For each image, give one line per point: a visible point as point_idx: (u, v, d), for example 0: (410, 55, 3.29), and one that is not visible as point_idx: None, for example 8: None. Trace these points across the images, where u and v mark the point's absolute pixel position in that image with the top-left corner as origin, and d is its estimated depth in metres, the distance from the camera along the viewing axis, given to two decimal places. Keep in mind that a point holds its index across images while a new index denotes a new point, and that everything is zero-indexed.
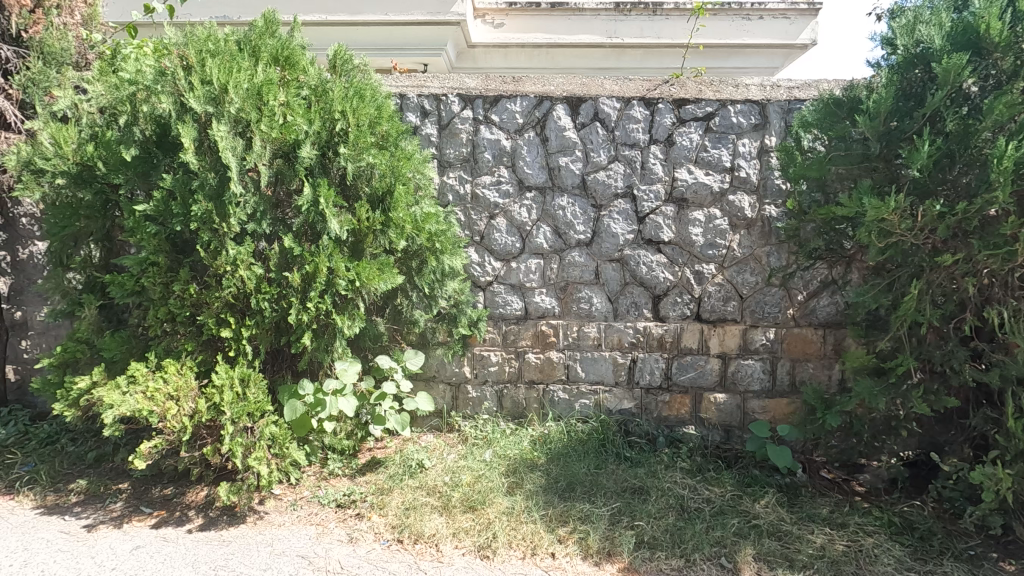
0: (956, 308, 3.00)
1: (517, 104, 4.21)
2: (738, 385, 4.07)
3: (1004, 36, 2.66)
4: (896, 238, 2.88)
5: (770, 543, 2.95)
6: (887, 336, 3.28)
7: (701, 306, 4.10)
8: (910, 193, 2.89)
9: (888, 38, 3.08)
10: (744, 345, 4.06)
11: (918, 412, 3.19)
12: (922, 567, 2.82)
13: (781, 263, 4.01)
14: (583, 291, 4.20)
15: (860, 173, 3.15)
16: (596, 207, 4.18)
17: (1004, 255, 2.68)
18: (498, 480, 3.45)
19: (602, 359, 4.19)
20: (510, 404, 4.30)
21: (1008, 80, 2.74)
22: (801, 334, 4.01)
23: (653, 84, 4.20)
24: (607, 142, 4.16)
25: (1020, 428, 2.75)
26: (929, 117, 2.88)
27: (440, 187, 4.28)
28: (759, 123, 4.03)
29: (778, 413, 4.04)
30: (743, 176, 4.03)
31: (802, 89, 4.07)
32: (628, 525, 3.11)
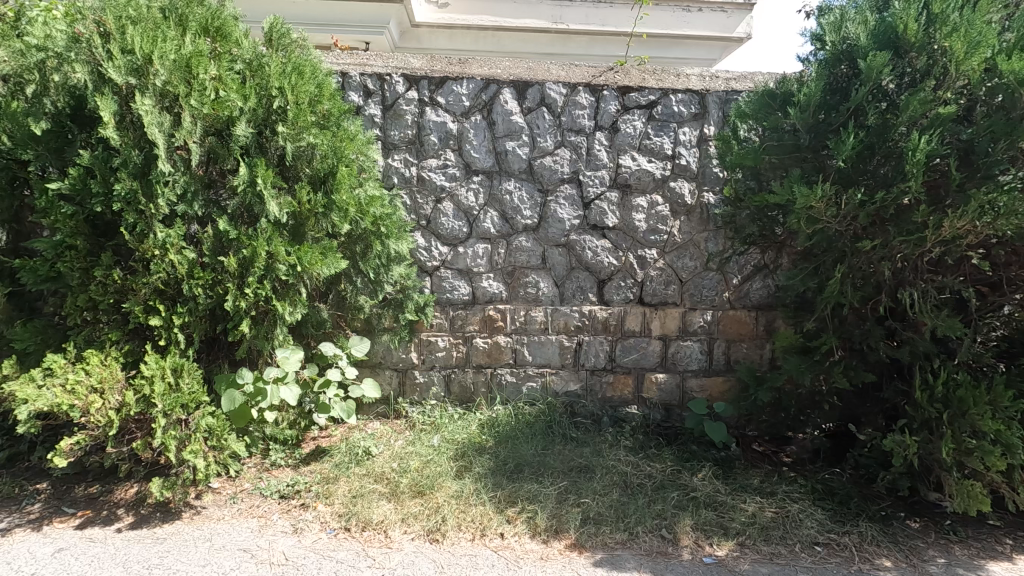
0: (873, 290, 3.23)
1: (463, 86, 4.16)
2: (678, 366, 4.24)
3: (918, 37, 2.85)
4: (822, 225, 3.07)
5: (707, 513, 3.11)
6: (813, 317, 3.51)
7: (643, 290, 4.23)
8: (835, 182, 3.08)
9: (817, 34, 3.22)
10: (684, 327, 4.23)
11: (839, 387, 3.43)
12: (840, 529, 3.05)
13: (719, 248, 4.18)
14: (530, 276, 4.23)
15: (791, 163, 3.30)
16: (542, 192, 4.20)
17: (916, 241, 2.89)
18: (446, 465, 3.47)
19: (548, 343, 4.25)
20: (458, 389, 4.30)
21: (922, 78, 2.93)
22: (736, 316, 4.21)
23: (599, 70, 4.25)
24: (553, 128, 4.18)
25: (926, 399, 3.01)
26: (853, 111, 3.05)
27: (384, 170, 4.18)
28: (698, 112, 4.16)
29: (714, 391, 4.24)
30: (684, 163, 4.16)
31: (739, 80, 4.22)
32: (574, 503, 3.20)
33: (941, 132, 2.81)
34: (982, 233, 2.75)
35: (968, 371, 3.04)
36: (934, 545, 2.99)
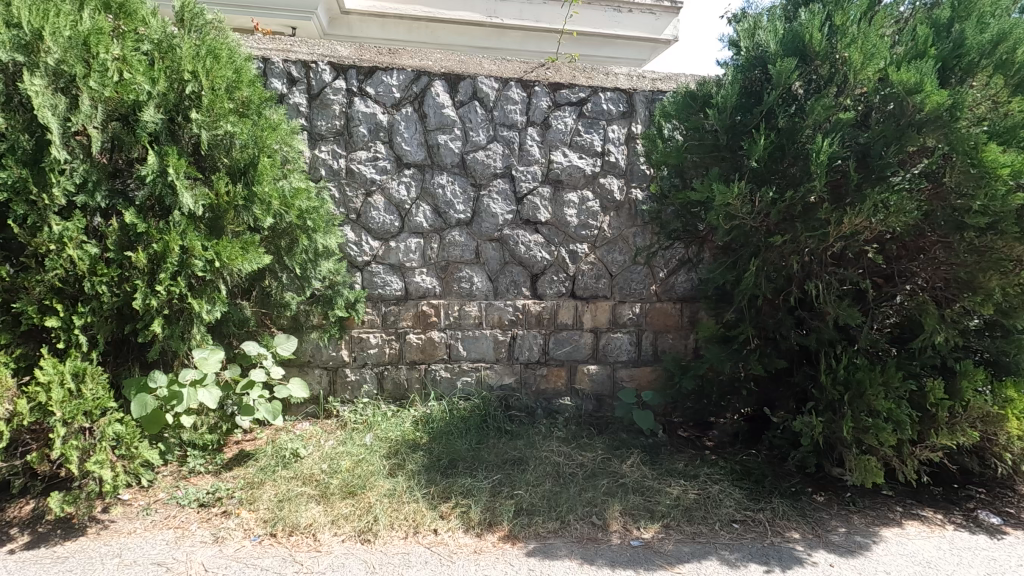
0: (785, 282, 3.46)
1: (393, 77, 4.07)
2: (608, 357, 4.36)
3: (822, 46, 3.06)
4: (738, 221, 3.25)
5: (634, 499, 3.23)
6: (732, 308, 3.71)
7: (575, 284, 4.31)
8: (750, 181, 3.26)
9: (733, 39, 3.41)
10: (614, 319, 4.36)
11: (755, 373, 3.65)
12: (756, 506, 3.26)
13: (646, 243, 4.33)
14: (463, 270, 4.22)
15: (711, 162, 3.46)
16: (475, 186, 4.20)
17: (820, 236, 3.12)
18: (378, 464, 3.41)
19: (482, 337, 4.26)
20: (391, 386, 4.23)
21: (826, 85, 3.15)
22: (662, 308, 4.38)
23: (530, 66, 4.29)
24: (486, 122, 4.18)
25: (830, 382, 3.26)
26: (765, 114, 3.25)
27: (311, 161, 4.03)
28: (626, 111, 4.29)
29: (643, 381, 4.40)
30: (613, 160, 4.27)
31: (664, 81, 4.38)
32: (508, 495, 3.23)
33: (842, 135, 3.03)
34: (876, 229, 3.00)
35: (867, 355, 3.32)
36: (837, 516, 3.25)
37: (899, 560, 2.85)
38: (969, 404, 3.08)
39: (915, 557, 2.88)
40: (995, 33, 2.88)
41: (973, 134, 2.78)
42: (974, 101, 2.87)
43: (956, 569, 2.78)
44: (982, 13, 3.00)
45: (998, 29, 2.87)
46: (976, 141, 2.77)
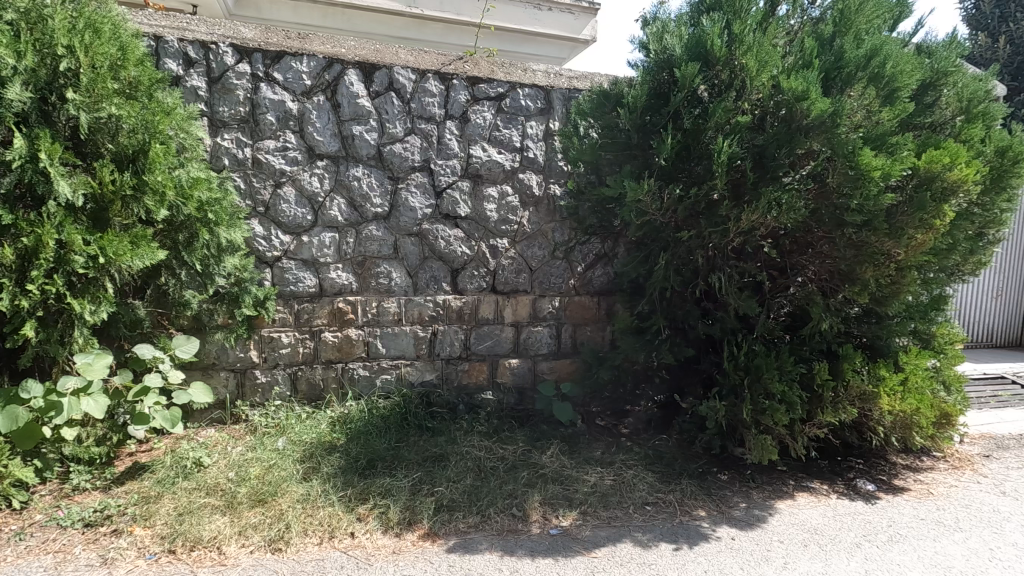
0: (692, 275, 3.65)
1: (303, 63, 3.88)
2: (529, 351, 4.42)
3: (723, 53, 3.25)
4: (649, 217, 3.39)
5: (554, 488, 3.31)
6: (645, 300, 3.87)
7: (496, 278, 4.32)
8: (659, 179, 3.41)
9: (643, 42, 3.55)
10: (534, 313, 4.42)
11: (666, 363, 3.83)
12: (667, 488, 3.44)
13: (564, 238, 4.42)
14: (381, 266, 4.11)
15: (624, 160, 3.58)
16: (393, 179, 4.10)
17: (722, 232, 3.32)
18: (291, 469, 3.26)
19: (402, 334, 4.17)
20: (306, 386, 4.05)
21: (726, 90, 3.35)
22: (580, 302, 4.50)
23: (448, 59, 4.24)
24: (403, 114, 4.09)
25: (732, 368, 3.49)
26: (673, 115, 3.40)
27: (212, 149, 3.76)
28: (544, 107, 4.35)
29: (562, 373, 4.50)
30: (531, 156, 4.32)
31: (580, 79, 4.48)
32: (428, 492, 3.20)
33: (740, 137, 3.24)
34: (770, 225, 3.23)
35: (764, 343, 3.58)
36: (739, 493, 3.49)
37: (791, 529, 3.10)
38: (849, 383, 3.44)
39: (804, 525, 3.15)
40: (869, 48, 3.17)
41: (850, 139, 3.05)
42: (852, 109, 3.15)
43: (838, 533, 3.07)
44: (858, 30, 3.30)
45: (871, 44, 3.16)
46: (853, 146, 3.04)
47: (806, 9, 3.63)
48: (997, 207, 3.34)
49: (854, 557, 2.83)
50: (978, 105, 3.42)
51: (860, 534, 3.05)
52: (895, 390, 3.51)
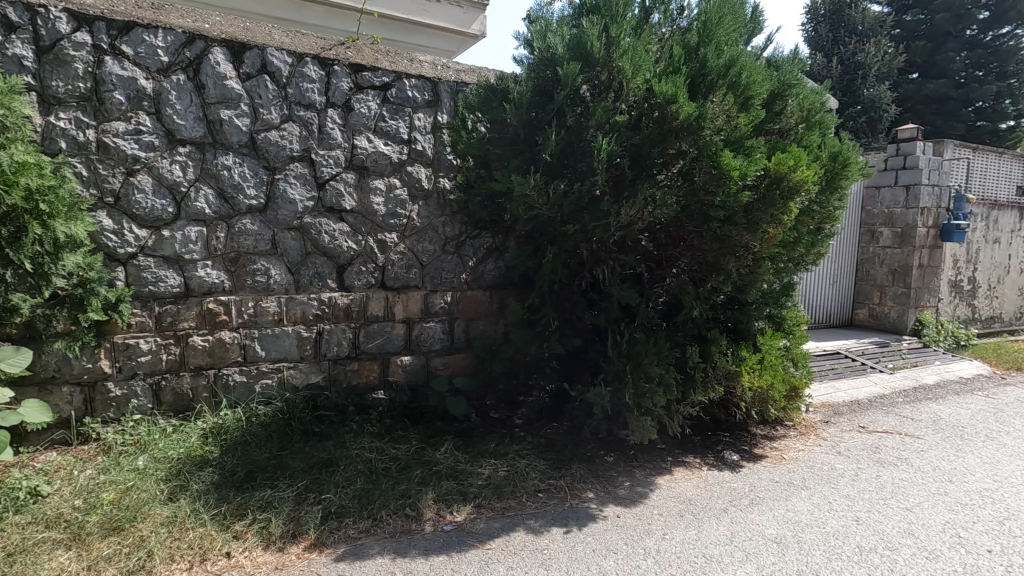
0: (578, 268, 3.79)
1: (158, 37, 3.48)
2: (422, 347, 4.35)
3: (602, 54, 3.39)
4: (536, 211, 3.47)
5: (448, 484, 3.28)
6: (535, 293, 3.97)
7: (385, 274, 4.19)
8: (545, 174, 3.51)
9: (528, 40, 3.65)
10: (426, 309, 4.35)
11: (556, 353, 3.96)
12: (558, 474, 3.55)
13: (455, 232, 4.39)
14: (257, 262, 3.82)
15: (511, 155, 3.63)
16: (269, 169, 3.81)
17: (604, 226, 3.48)
18: (153, 489, 2.93)
19: (284, 335, 3.91)
20: (171, 397, 3.66)
21: (605, 91, 3.50)
22: (473, 296, 4.50)
23: (328, 43, 4.02)
24: (278, 100, 3.81)
25: (616, 355, 3.68)
26: (557, 112, 3.50)
27: (44, 130, 3.25)
28: (431, 100, 4.28)
29: (456, 368, 4.48)
30: (419, 149, 4.23)
31: (468, 73, 4.46)
32: (314, 501, 3.03)
33: (619, 136, 3.41)
34: (647, 220, 3.44)
35: (643, 331, 3.82)
36: (623, 473, 3.71)
37: (669, 502, 3.35)
38: (717, 365, 3.85)
39: (680, 497, 3.41)
40: (728, 58, 3.47)
41: (713, 141, 3.32)
42: (714, 114, 3.43)
43: (709, 501, 3.37)
44: (719, 41, 3.60)
45: (730, 54, 3.47)
46: (716, 148, 3.30)
47: (675, 19, 3.91)
48: (832, 205, 3.82)
49: (722, 522, 3.11)
50: (816, 114, 3.89)
51: (727, 500, 3.37)
52: (754, 368, 4.01)
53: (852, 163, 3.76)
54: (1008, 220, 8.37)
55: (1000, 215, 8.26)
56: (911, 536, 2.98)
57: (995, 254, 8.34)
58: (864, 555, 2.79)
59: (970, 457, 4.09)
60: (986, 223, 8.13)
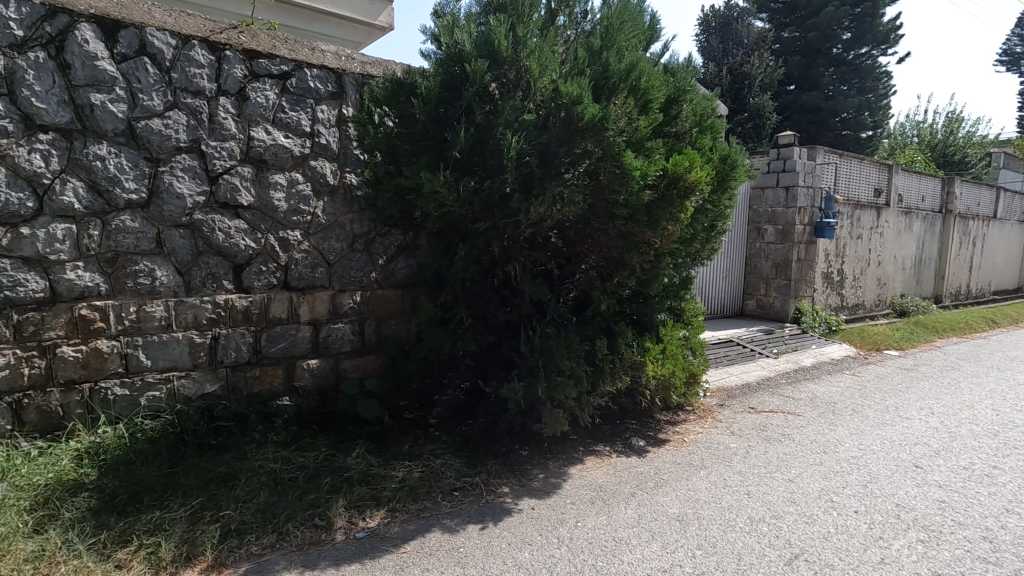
0: (491, 265, 3.80)
1: (10, 8, 3.06)
2: (330, 349, 4.17)
3: (509, 52, 3.41)
4: (446, 208, 3.44)
5: (360, 490, 3.17)
6: (448, 291, 3.94)
7: (288, 274, 3.97)
8: (454, 171, 3.49)
9: (435, 34, 3.60)
10: (333, 309, 4.17)
11: (469, 350, 3.96)
12: (473, 471, 3.56)
13: (363, 229, 4.25)
14: (140, 263, 3.48)
15: (420, 151, 3.58)
16: (151, 161, 3.48)
17: (515, 223, 3.51)
18: (14, 522, 2.59)
19: (173, 342, 3.59)
20: (36, 416, 3.25)
21: (513, 89, 3.51)
22: (383, 295, 4.38)
23: (219, 26, 3.73)
24: (161, 85, 3.48)
25: (528, 350, 3.74)
26: (466, 109, 3.49)
27: None
28: (335, 92, 4.11)
29: (367, 369, 4.35)
30: (323, 142, 4.05)
31: (373, 65, 4.32)
32: (211, 519, 2.81)
33: (528, 134, 3.45)
34: (556, 217, 3.51)
35: (555, 325, 3.90)
36: (537, 465, 3.78)
37: (581, 491, 3.46)
38: (625, 356, 4.08)
39: (592, 485, 3.54)
40: (628, 62, 3.63)
41: (617, 142, 3.45)
42: (617, 116, 3.58)
43: (618, 487, 3.52)
44: (620, 46, 3.75)
45: (630, 59, 3.64)
46: (619, 148, 3.44)
47: (580, 23, 4.03)
48: (723, 204, 4.10)
49: (630, 505, 3.27)
50: (708, 120, 4.15)
51: (635, 484, 3.55)
52: (657, 357, 4.29)
53: (740, 166, 4.03)
54: (868, 219, 9.48)
55: (861, 214, 9.33)
56: (793, 504, 3.29)
57: (858, 249, 9.41)
58: (754, 525, 3.04)
59: (840, 430, 4.59)
60: (851, 221, 9.15)
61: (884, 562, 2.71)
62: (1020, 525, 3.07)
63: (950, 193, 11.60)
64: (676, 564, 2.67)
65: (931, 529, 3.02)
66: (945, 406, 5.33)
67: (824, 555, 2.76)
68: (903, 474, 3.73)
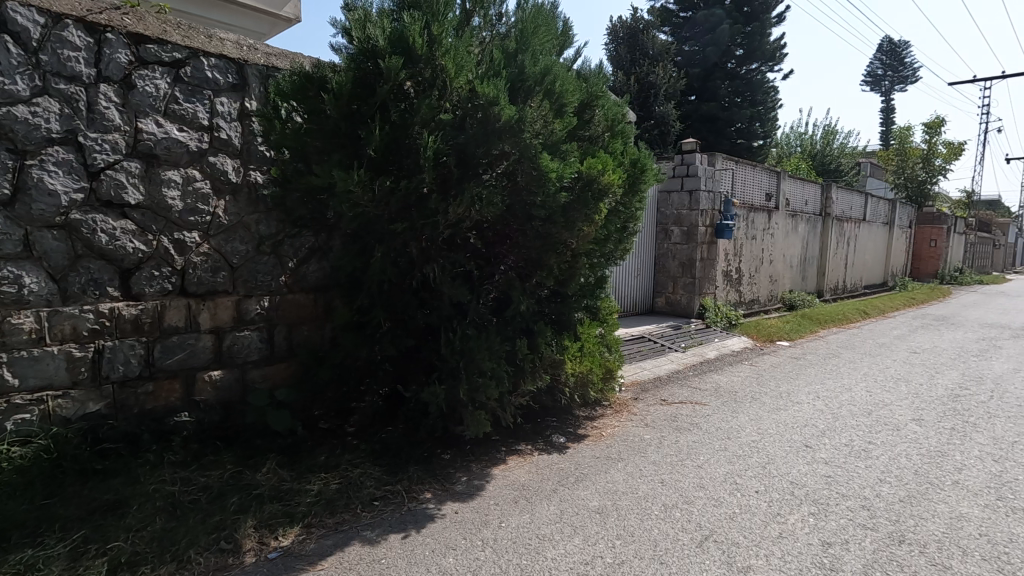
0: (409, 267, 3.71)
1: None
2: (235, 359, 3.89)
3: (425, 50, 3.35)
4: (361, 208, 3.32)
5: (271, 507, 2.98)
6: (364, 294, 3.81)
7: (185, 278, 3.66)
8: (369, 171, 3.38)
9: (347, 28, 3.47)
10: (238, 316, 3.90)
11: (388, 354, 3.86)
12: (393, 479, 3.46)
13: (270, 230, 4.02)
14: (3, 269, 3.05)
15: (332, 149, 3.44)
16: (16, 153, 3.06)
17: (433, 224, 3.46)
18: None
19: (47, 357, 3.18)
20: None
21: (429, 87, 3.45)
22: (294, 300, 4.16)
23: (98, 6, 3.37)
24: (27, 67, 3.08)
25: (449, 352, 3.71)
26: (380, 107, 3.40)
27: None
28: (237, 83, 3.85)
29: (277, 379, 4.11)
30: (223, 137, 3.79)
31: (279, 57, 4.10)
32: (97, 553, 2.51)
33: (444, 134, 3.42)
34: (474, 218, 3.51)
35: (476, 326, 3.89)
36: (460, 468, 3.75)
37: (503, 491, 3.47)
38: (545, 355, 4.18)
39: (515, 484, 3.56)
40: (543, 66, 3.71)
41: (533, 144, 3.50)
42: (533, 119, 3.62)
43: (540, 484, 3.57)
44: (535, 50, 3.80)
45: (544, 64, 3.70)
46: (535, 150, 3.49)
47: (495, 25, 4.06)
48: (634, 206, 4.27)
49: (552, 502, 3.32)
50: (618, 125, 4.32)
51: (556, 481, 3.61)
52: (576, 355, 4.54)
53: (649, 169, 4.21)
54: (761, 221, 10.31)
55: (754, 217, 10.13)
56: (702, 488, 3.49)
57: (753, 249, 10.21)
58: (668, 511, 3.19)
59: (741, 416, 4.95)
60: (746, 223, 9.91)
61: (782, 535, 2.94)
62: (891, 493, 3.46)
63: (828, 197, 12.89)
64: (597, 555, 2.75)
65: (820, 502, 3.32)
66: (828, 389, 5.90)
67: (730, 534, 2.95)
68: (796, 454, 4.08)
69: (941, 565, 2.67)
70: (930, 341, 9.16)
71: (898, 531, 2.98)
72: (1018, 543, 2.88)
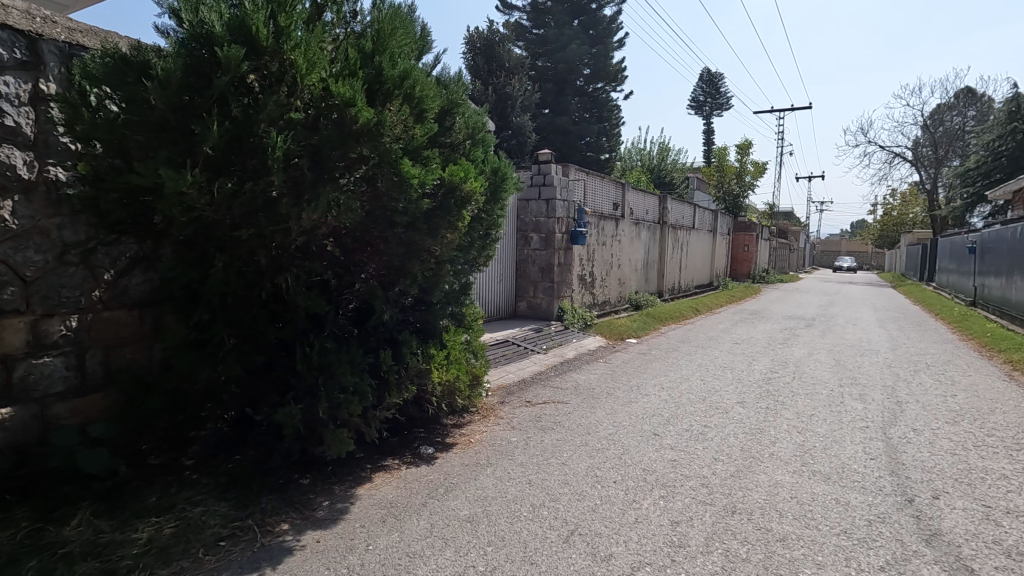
0: (257, 277, 3.38)
1: None
2: (32, 392, 3.23)
3: (270, 42, 3.06)
4: (197, 212, 2.95)
5: (84, 567, 2.50)
6: (202, 309, 3.40)
7: None
8: (205, 170, 3.02)
9: (174, 9, 3.06)
10: (35, 340, 3.24)
11: (233, 376, 3.48)
12: (243, 513, 3.11)
13: (78, 237, 3.41)
14: None
15: (159, 145, 3.01)
16: None
17: (283, 230, 3.12)
18: None
19: None
20: None
21: (276, 84, 3.17)
22: (111, 318, 3.58)
23: None
24: None
25: (305, 369, 3.46)
26: (218, 100, 3.04)
27: None
28: (27, 60, 3.20)
29: (90, 412, 3.50)
30: (9, 124, 3.12)
31: (86, 35, 3.51)
32: None
33: (295, 134, 3.15)
34: (331, 224, 3.28)
35: (334, 340, 3.67)
36: (320, 492, 3.50)
37: (370, 511, 3.30)
38: (410, 365, 4.07)
39: (382, 502, 3.41)
40: (402, 70, 3.62)
41: (393, 149, 3.41)
42: (392, 122, 3.52)
43: (409, 499, 3.46)
44: (392, 52, 3.70)
45: (403, 67, 3.62)
46: (395, 155, 3.42)
47: (349, 23, 3.84)
48: (496, 214, 4.34)
49: (421, 516, 3.23)
50: (477, 133, 4.37)
51: (426, 493, 3.53)
52: (442, 364, 4.49)
53: (508, 178, 4.36)
54: (609, 228, 11.16)
55: (604, 224, 10.93)
56: (567, 484, 3.65)
57: (603, 254, 11.01)
58: (536, 511, 3.28)
59: (598, 412, 5.27)
60: (596, 230, 10.64)
61: (637, 520, 3.17)
62: (724, 469, 3.92)
63: (665, 207, 14.33)
64: (470, 566, 2.72)
65: (668, 485, 3.64)
66: (670, 381, 6.54)
67: (593, 526, 3.11)
68: (646, 442, 4.45)
69: (764, 529, 3.08)
70: (747, 332, 10.59)
71: (731, 503, 3.38)
72: (818, 501, 3.42)
